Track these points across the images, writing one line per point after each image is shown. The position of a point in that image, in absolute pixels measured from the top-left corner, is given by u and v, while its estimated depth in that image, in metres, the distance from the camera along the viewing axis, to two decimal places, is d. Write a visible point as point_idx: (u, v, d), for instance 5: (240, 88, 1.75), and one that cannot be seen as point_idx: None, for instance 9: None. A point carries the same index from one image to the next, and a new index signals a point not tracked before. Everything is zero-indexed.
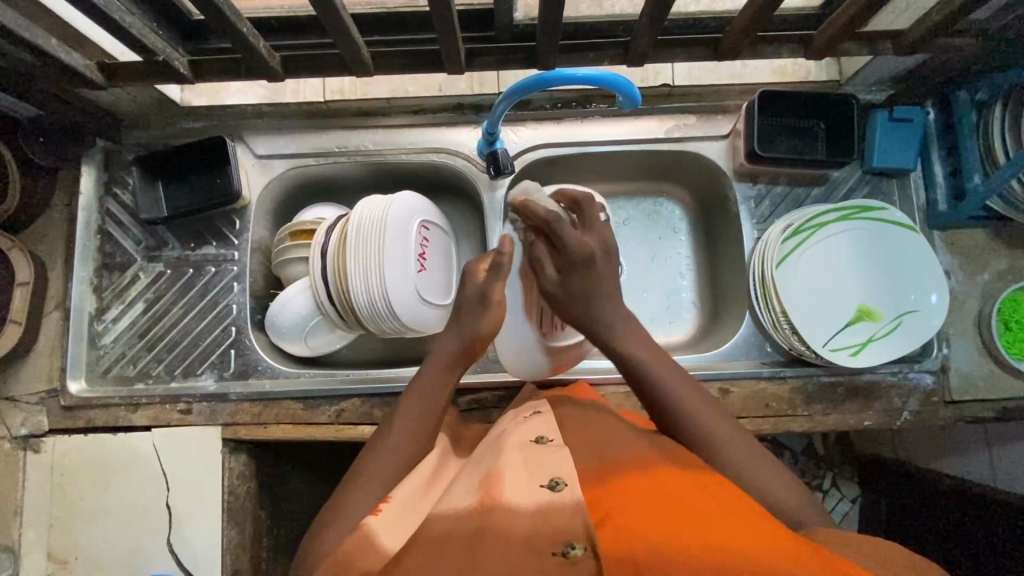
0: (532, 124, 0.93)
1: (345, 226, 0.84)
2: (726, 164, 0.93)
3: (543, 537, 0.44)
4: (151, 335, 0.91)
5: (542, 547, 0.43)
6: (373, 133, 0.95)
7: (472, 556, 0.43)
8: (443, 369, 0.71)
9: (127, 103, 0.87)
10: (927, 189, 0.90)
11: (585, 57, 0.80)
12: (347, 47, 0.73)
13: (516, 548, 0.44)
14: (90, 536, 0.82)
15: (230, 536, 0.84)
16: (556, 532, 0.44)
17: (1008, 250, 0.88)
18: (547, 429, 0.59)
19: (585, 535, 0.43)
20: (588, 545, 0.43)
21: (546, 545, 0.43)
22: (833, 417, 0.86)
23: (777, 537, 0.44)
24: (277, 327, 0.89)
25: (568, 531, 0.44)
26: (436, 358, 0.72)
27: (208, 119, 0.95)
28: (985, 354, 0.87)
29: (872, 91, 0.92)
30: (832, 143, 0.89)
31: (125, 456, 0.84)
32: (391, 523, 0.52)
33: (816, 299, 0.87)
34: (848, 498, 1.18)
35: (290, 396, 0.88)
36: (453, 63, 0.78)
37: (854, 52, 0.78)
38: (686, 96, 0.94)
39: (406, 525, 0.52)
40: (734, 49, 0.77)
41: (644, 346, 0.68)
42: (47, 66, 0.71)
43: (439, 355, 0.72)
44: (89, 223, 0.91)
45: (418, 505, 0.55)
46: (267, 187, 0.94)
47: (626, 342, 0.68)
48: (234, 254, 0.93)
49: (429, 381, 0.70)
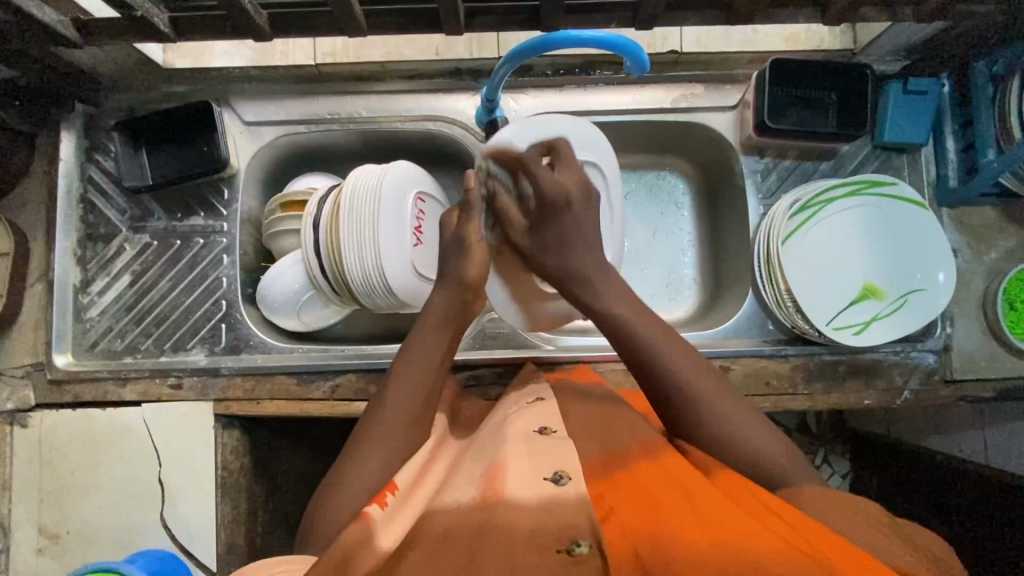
0: (532, 92, 0.90)
1: (338, 197, 0.81)
2: (733, 136, 0.90)
3: (546, 533, 0.44)
4: (139, 309, 0.89)
5: (546, 544, 0.43)
6: (367, 100, 0.90)
7: (477, 550, 0.43)
8: (432, 336, 0.67)
9: (106, 64, 0.83)
10: (938, 164, 0.88)
11: (590, 19, 0.76)
12: (339, 3, 0.69)
13: (519, 543, 0.43)
14: (81, 511, 0.81)
15: (224, 510, 0.83)
16: (561, 529, 0.44)
17: (1017, 228, 0.86)
18: (550, 417, 0.58)
19: (591, 533, 0.44)
20: (594, 543, 0.43)
21: (551, 542, 0.43)
22: (834, 396, 0.85)
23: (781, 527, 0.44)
24: (269, 301, 0.87)
25: (571, 527, 0.44)
26: (427, 321, 0.68)
27: (193, 82, 0.90)
28: (987, 333, 0.86)
29: (887, 62, 0.89)
30: (844, 115, 0.86)
31: (115, 431, 0.82)
32: (391, 518, 0.49)
33: (822, 277, 0.86)
34: (840, 473, 1.19)
35: (283, 371, 0.86)
36: (451, 24, 0.74)
37: (872, 18, 0.75)
38: (694, 64, 0.91)
39: (406, 515, 0.50)
40: (747, 12, 0.74)
41: (625, 304, 0.64)
42: (17, 20, 0.67)
43: (427, 318, 0.69)
44: (70, 191, 0.88)
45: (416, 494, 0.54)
46: (257, 155, 0.91)
47: (613, 306, 0.64)
48: (223, 225, 0.90)
49: (421, 350, 0.66)
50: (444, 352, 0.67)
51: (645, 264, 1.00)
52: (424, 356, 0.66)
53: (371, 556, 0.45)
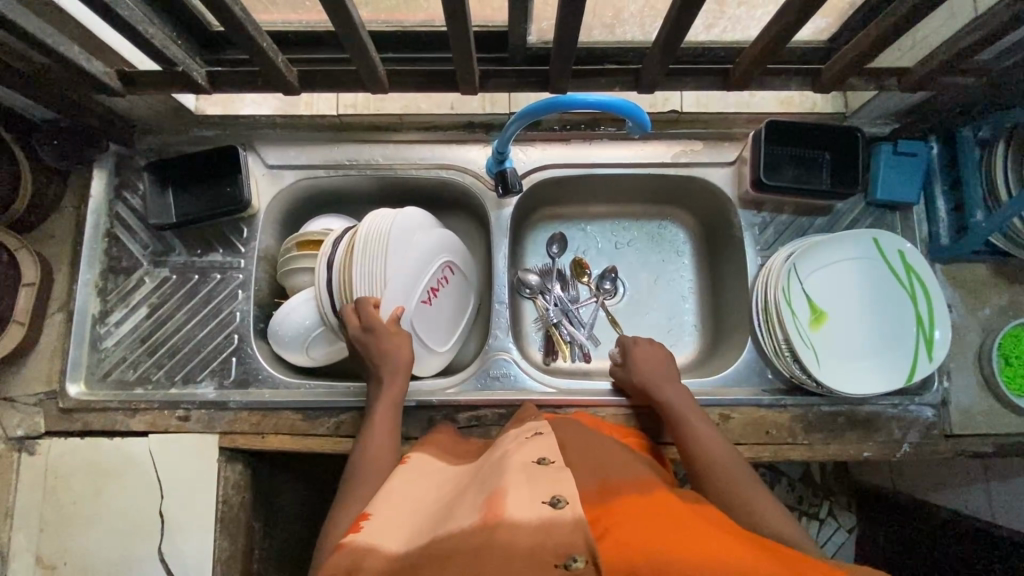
0: (541, 144, 0.95)
1: (352, 238, 0.84)
2: (731, 190, 0.95)
3: (546, 550, 0.44)
4: (152, 340, 0.91)
5: (545, 559, 0.43)
6: (384, 148, 0.96)
7: (477, 567, 0.44)
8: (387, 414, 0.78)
9: (142, 110, 0.89)
10: (930, 222, 0.91)
11: (597, 82, 0.82)
12: (363, 63, 0.74)
13: (518, 560, 0.43)
14: (80, 542, 0.81)
15: (222, 546, 0.83)
16: (558, 545, 0.44)
17: (1010, 286, 0.89)
18: (550, 449, 0.60)
19: (587, 549, 0.44)
20: (590, 559, 0.43)
21: (549, 557, 0.43)
22: (834, 447, 0.86)
23: (766, 555, 0.45)
24: (279, 336, 0.89)
25: (569, 545, 0.44)
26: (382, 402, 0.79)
27: (221, 128, 0.96)
28: (984, 388, 0.87)
29: (877, 125, 0.94)
30: (837, 173, 0.90)
31: (121, 461, 0.83)
32: (376, 536, 0.51)
33: (844, 336, 0.88)
34: (845, 527, 1.18)
35: (290, 407, 0.88)
36: (467, 83, 0.80)
37: (861, 87, 0.79)
38: (693, 123, 0.96)
39: (391, 534, 0.52)
40: (744, 79, 0.79)
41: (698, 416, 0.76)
42: (67, 71, 0.72)
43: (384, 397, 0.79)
44: (98, 225, 0.92)
45: (399, 518, 0.55)
46: (277, 197, 0.95)
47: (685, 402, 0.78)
48: (240, 262, 0.94)
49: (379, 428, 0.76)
50: (396, 406, 0.79)
51: (646, 310, 1.02)
52: (381, 411, 0.78)
53: (375, 560, 0.47)
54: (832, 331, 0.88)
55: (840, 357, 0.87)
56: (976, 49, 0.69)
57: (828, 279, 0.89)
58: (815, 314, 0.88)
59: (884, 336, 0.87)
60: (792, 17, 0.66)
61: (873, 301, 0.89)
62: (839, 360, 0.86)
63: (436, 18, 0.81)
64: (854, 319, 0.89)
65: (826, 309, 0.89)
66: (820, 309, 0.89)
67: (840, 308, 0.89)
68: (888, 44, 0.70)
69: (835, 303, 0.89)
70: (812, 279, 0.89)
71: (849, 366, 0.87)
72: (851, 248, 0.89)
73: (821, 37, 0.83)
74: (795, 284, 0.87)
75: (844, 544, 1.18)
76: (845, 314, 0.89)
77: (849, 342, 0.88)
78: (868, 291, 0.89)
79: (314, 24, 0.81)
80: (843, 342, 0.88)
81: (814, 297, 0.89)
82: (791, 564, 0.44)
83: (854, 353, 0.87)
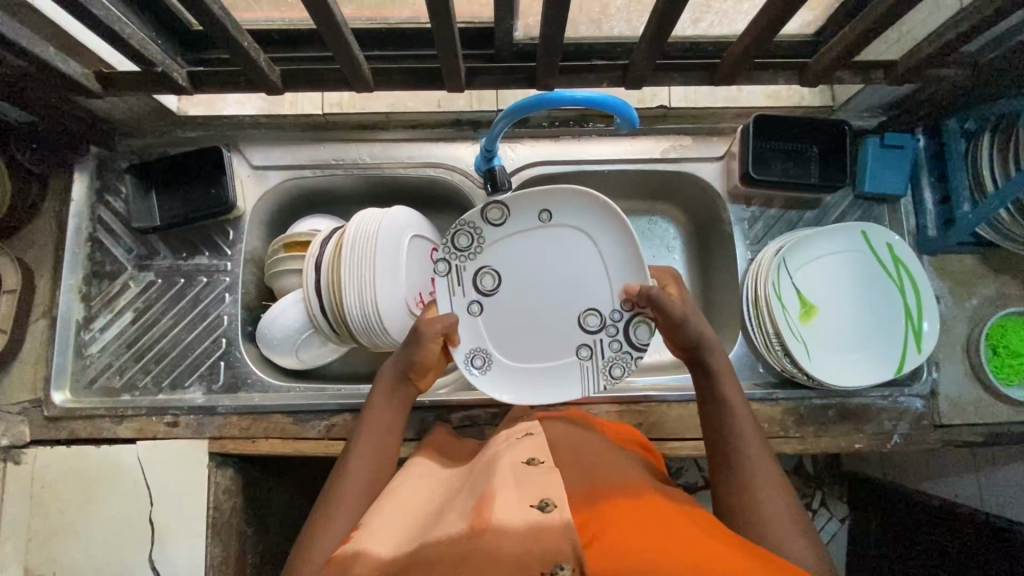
0: (529, 141, 0.94)
1: (339, 241, 0.84)
2: (720, 185, 0.94)
3: (533, 556, 0.43)
4: (139, 345, 0.90)
5: (531, 566, 0.42)
6: (370, 147, 0.95)
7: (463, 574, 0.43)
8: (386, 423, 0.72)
9: (122, 111, 0.87)
10: (917, 214, 0.92)
11: (584, 78, 0.81)
12: (347, 62, 0.73)
13: (506, 566, 0.43)
14: (68, 551, 0.79)
15: (214, 552, 0.83)
16: (545, 552, 0.43)
17: (996, 276, 0.89)
18: (540, 450, 0.60)
19: (573, 556, 0.43)
20: (577, 566, 0.42)
21: (536, 564, 0.42)
22: (825, 440, 0.86)
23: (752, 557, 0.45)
24: (268, 340, 0.88)
25: (558, 552, 0.43)
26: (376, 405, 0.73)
27: (205, 128, 0.94)
28: (972, 378, 0.88)
29: (864, 117, 0.94)
30: (825, 167, 0.90)
31: (109, 467, 0.81)
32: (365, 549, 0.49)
33: (833, 330, 0.88)
34: (836, 517, 1.20)
35: (279, 410, 0.87)
36: (453, 80, 0.79)
37: (847, 80, 0.79)
38: (682, 118, 0.96)
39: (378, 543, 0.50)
40: (732, 74, 0.78)
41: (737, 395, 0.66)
42: (42, 73, 0.70)
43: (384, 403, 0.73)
44: (79, 229, 0.90)
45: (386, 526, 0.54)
46: (262, 198, 0.94)
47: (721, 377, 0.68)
48: (226, 265, 0.92)
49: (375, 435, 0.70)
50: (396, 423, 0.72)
51: None
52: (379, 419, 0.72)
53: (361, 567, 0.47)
54: (822, 324, 0.89)
55: (829, 350, 0.87)
56: (961, 41, 0.69)
57: (818, 273, 0.90)
58: (803, 307, 0.88)
59: (873, 328, 0.88)
60: (779, 10, 0.65)
61: (863, 294, 0.89)
62: (829, 353, 0.87)
63: (421, 15, 0.80)
64: (843, 312, 0.89)
65: (816, 302, 0.89)
66: (811, 303, 0.89)
67: (829, 301, 0.89)
68: (874, 37, 0.70)
69: (824, 295, 0.89)
70: (800, 274, 0.89)
71: (838, 359, 0.87)
72: (844, 241, 0.89)
73: (807, 30, 0.83)
74: (784, 279, 0.88)
75: (836, 534, 1.20)
76: (833, 307, 0.89)
77: (839, 334, 0.88)
78: (857, 284, 0.89)
79: (296, 22, 0.80)
80: (832, 335, 0.88)
81: (806, 290, 0.89)
82: (778, 566, 0.44)
83: (844, 345, 0.88)
